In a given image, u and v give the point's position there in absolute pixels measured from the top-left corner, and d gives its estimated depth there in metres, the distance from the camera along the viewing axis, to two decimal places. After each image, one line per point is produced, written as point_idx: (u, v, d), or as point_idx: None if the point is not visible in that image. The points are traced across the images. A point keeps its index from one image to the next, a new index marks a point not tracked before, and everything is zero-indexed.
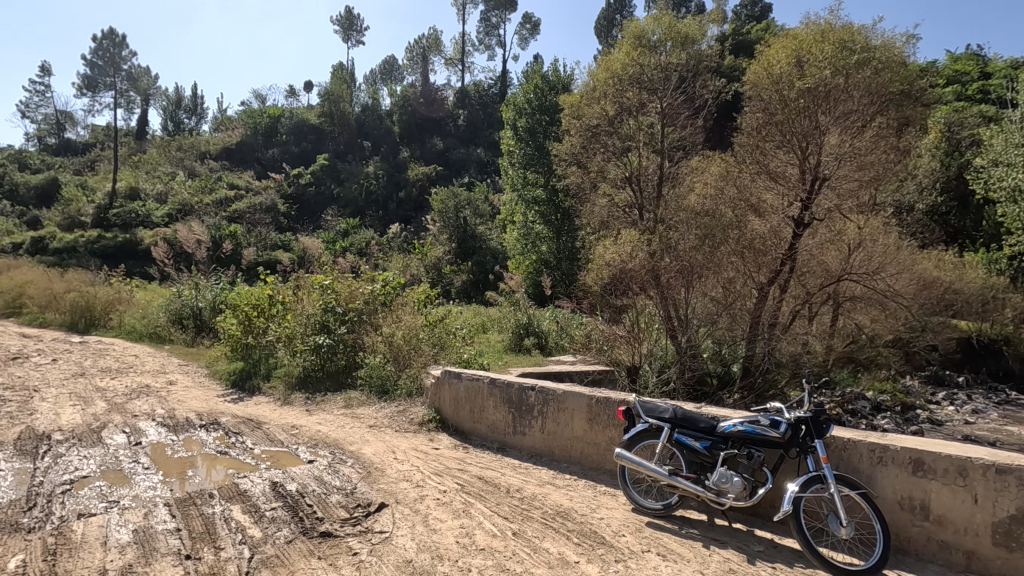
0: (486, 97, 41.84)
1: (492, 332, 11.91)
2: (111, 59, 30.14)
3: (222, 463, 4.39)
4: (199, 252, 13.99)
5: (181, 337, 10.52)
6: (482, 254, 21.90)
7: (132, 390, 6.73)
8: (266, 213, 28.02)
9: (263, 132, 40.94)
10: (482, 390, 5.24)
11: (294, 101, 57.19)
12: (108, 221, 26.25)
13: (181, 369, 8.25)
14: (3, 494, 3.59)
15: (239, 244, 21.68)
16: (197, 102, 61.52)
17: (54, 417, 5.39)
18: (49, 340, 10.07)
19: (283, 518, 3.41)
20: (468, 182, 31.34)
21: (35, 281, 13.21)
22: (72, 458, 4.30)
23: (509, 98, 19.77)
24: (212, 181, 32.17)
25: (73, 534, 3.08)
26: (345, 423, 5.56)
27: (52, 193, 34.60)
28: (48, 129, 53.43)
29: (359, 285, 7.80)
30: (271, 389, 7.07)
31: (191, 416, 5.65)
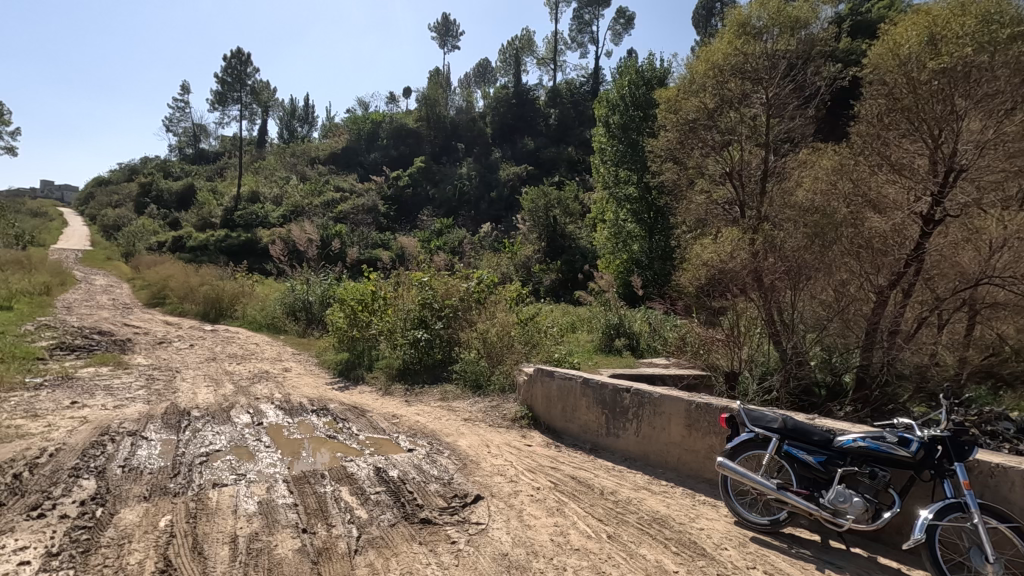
0: (577, 96, 41.56)
1: (582, 332, 11.82)
2: (239, 76, 33.54)
3: (330, 446, 4.72)
4: (310, 250, 15.16)
5: (294, 329, 11.44)
6: (572, 253, 21.86)
7: (255, 375, 7.44)
8: (368, 214, 29.73)
9: (366, 137, 43.52)
10: (575, 389, 5.21)
11: (394, 107, 60.28)
12: (234, 222, 29.14)
13: (295, 357, 8.99)
14: (154, 461, 4.10)
15: (344, 243, 23.22)
16: (309, 111, 66.49)
17: (192, 396, 6.08)
18: (187, 328, 11.38)
19: (386, 502, 3.60)
20: (558, 181, 31.29)
21: (175, 276, 14.94)
22: (207, 433, 4.82)
23: (601, 95, 19.53)
24: (321, 184, 34.70)
25: (210, 501, 3.45)
26: (442, 415, 5.77)
27: (190, 198, 39.01)
28: (186, 141, 60.26)
29: (455, 282, 8.01)
30: (373, 379, 7.50)
31: (304, 401, 6.14)
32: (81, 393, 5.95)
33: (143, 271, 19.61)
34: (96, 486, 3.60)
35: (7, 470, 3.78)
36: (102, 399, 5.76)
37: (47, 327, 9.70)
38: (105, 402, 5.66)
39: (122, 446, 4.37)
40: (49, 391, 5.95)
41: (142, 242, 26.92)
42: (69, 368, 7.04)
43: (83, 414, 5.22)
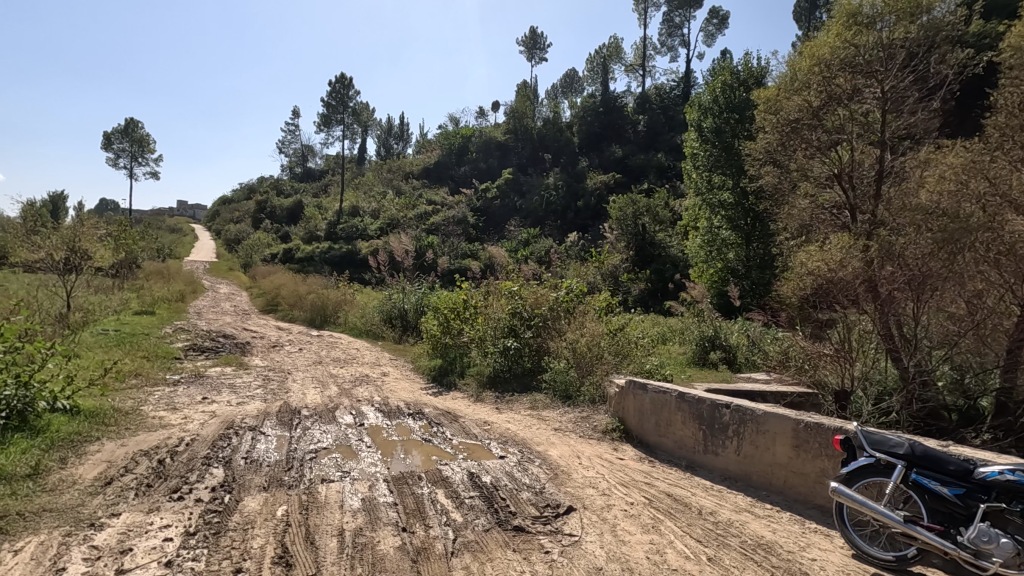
0: (667, 101, 40.63)
1: (673, 344, 11.40)
2: (341, 99, 35.99)
3: (426, 449, 4.90)
4: (406, 260, 15.88)
5: (391, 335, 12.04)
6: (662, 261, 21.24)
7: (356, 378, 7.91)
8: (458, 225, 30.73)
9: (456, 152, 45.08)
10: (670, 403, 5.03)
11: (484, 121, 61.98)
12: (337, 235, 31.29)
13: (392, 363, 9.45)
14: (271, 455, 4.47)
15: (436, 254, 24.11)
16: (404, 128, 69.92)
17: (302, 396, 6.58)
18: (296, 333, 12.33)
19: (480, 507, 3.67)
20: (648, 189, 30.55)
21: (287, 285, 16.27)
22: (315, 431, 5.18)
23: (693, 99, 18.85)
24: (415, 198, 36.32)
25: (319, 495, 3.71)
26: (532, 424, 5.81)
27: (298, 213, 42.42)
28: (296, 161, 65.67)
29: (545, 291, 8.06)
30: (465, 385, 7.70)
31: (402, 405, 6.43)
32: (210, 390, 6.65)
33: (260, 280, 21.52)
34: (224, 475, 3.98)
35: (154, 456, 4.29)
36: (227, 396, 6.40)
37: (182, 330, 10.93)
38: (229, 399, 6.27)
39: (245, 439, 4.81)
40: (185, 387, 6.70)
41: (259, 254, 29.62)
42: (200, 367, 7.88)
43: (212, 408, 5.81)
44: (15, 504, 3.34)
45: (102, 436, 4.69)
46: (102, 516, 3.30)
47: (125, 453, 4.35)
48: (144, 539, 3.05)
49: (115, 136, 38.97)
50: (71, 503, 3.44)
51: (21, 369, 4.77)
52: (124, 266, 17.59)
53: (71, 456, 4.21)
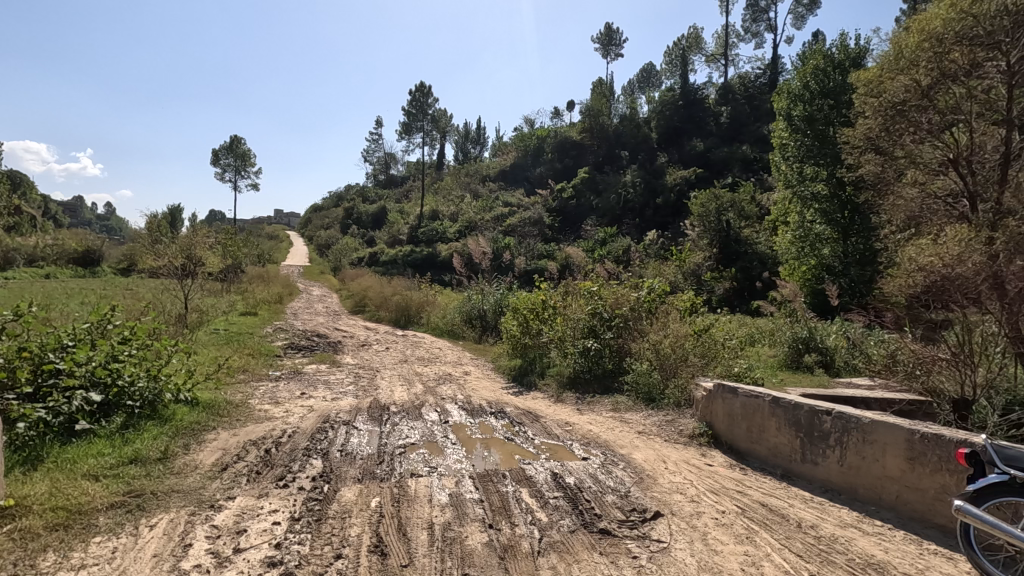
0: (751, 90, 38.59)
1: (763, 346, 10.77)
2: (421, 107, 37.26)
3: (510, 448, 4.96)
4: (484, 262, 16.19)
5: (471, 335, 12.31)
6: (748, 259, 20.21)
7: (440, 376, 8.17)
8: (534, 226, 30.89)
9: (532, 153, 45.31)
10: (763, 408, 4.76)
11: (559, 121, 61.86)
12: (418, 238, 32.45)
13: (473, 362, 9.65)
14: (365, 448, 4.72)
15: (512, 255, 24.35)
16: (480, 132, 71.30)
17: (390, 393, 6.88)
18: (382, 333, 12.90)
19: (564, 508, 3.67)
20: (732, 183, 29.13)
21: (373, 287, 17.10)
22: (403, 427, 5.39)
23: (781, 86, 17.74)
24: (491, 200, 36.90)
25: (409, 488, 3.86)
26: (615, 426, 5.72)
27: (382, 218, 44.42)
28: (379, 168, 68.74)
29: (625, 291, 7.90)
30: (545, 385, 7.72)
31: (484, 403, 6.57)
32: (308, 385, 7.12)
33: (348, 283, 22.74)
34: (322, 466, 4.25)
35: (261, 445, 4.66)
36: (322, 392, 6.82)
37: (281, 330, 11.77)
38: (324, 395, 6.67)
39: (339, 433, 5.10)
40: (286, 383, 7.21)
41: (347, 258, 31.33)
42: (298, 364, 8.47)
43: (310, 403, 6.22)
44: (150, 484, 3.75)
45: (218, 426, 5.16)
46: (220, 499, 3.63)
47: (237, 442, 4.76)
48: (256, 522, 3.32)
49: (222, 152, 42.73)
50: (194, 485, 3.81)
51: (151, 365, 5.35)
52: (230, 271, 19.23)
53: (192, 443, 4.66)
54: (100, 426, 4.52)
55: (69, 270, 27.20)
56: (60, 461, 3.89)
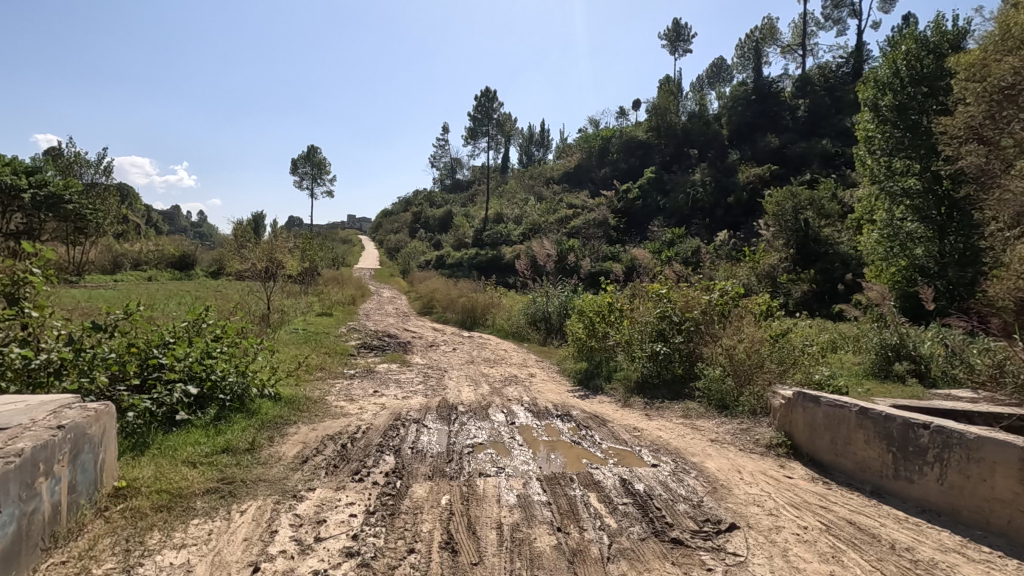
0: (833, 80, 36.30)
1: (847, 353, 10.07)
2: (486, 111, 37.72)
3: (577, 452, 4.92)
4: (548, 264, 16.16)
5: (536, 337, 12.33)
6: (829, 260, 19.01)
7: (506, 378, 8.23)
8: (599, 228, 30.53)
9: (596, 154, 44.85)
10: (849, 419, 4.46)
11: (624, 121, 60.87)
12: (484, 242, 32.91)
13: (538, 364, 9.67)
14: (434, 446, 4.84)
15: (577, 257, 24.18)
16: (544, 135, 71.44)
17: (458, 393, 7.01)
18: (449, 334, 13.18)
19: (634, 515, 3.59)
20: (811, 180, 27.50)
21: (440, 290, 17.51)
22: (471, 427, 5.48)
23: (866, 75, 16.55)
24: (556, 203, 36.82)
25: (477, 488, 3.92)
26: (686, 433, 5.54)
27: (448, 222, 45.40)
28: (446, 173, 70.32)
29: (696, 294, 7.64)
30: (612, 390, 7.61)
31: (549, 406, 6.56)
32: (380, 384, 7.38)
33: (416, 285, 23.41)
34: (394, 462, 4.40)
35: (337, 440, 4.88)
36: (394, 390, 7.05)
37: (354, 330, 12.29)
38: (395, 393, 6.90)
39: (410, 430, 5.25)
40: (359, 381, 7.53)
41: (415, 262, 32.27)
42: (371, 363, 8.81)
43: (382, 401, 6.45)
44: (240, 473, 4.03)
45: (298, 421, 5.45)
46: (301, 489, 3.83)
47: (316, 436, 5.01)
48: (334, 513, 3.48)
49: (300, 161, 45.22)
50: (278, 476, 4.05)
51: (239, 361, 5.74)
52: (308, 274, 20.29)
53: (276, 435, 4.96)
54: (196, 417, 4.91)
55: (168, 273, 29.67)
56: (163, 448, 4.25)
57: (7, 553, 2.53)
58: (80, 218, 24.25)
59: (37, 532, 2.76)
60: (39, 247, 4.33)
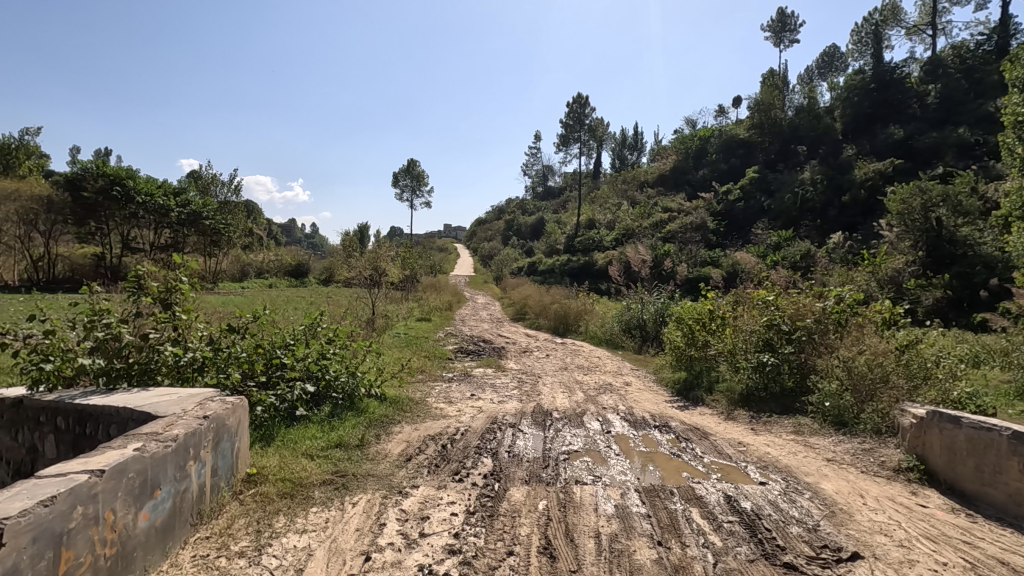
0: (971, 60, 32.16)
1: (994, 370, 8.81)
2: (578, 118, 37.62)
3: (677, 464, 4.75)
4: (643, 269, 15.74)
5: (630, 345, 12.06)
6: (968, 263, 16.80)
7: (601, 386, 8.11)
8: (697, 232, 29.28)
9: (693, 156, 43.14)
10: (997, 443, 3.91)
11: (724, 119, 57.99)
12: (576, 248, 32.81)
13: (633, 373, 9.45)
14: (531, 451, 4.89)
15: (673, 262, 23.38)
16: (637, 138, 69.96)
17: (552, 399, 7.03)
18: (542, 340, 13.26)
19: (741, 534, 3.40)
20: (944, 173, 24.49)
21: (532, 296, 17.67)
22: (566, 434, 5.48)
23: (1014, 51, 14.45)
24: (650, 207, 35.84)
25: (574, 495, 3.90)
26: (798, 451, 5.16)
27: (540, 229, 45.74)
28: (538, 180, 70.93)
29: (808, 301, 7.07)
30: (713, 402, 7.25)
31: (647, 416, 6.38)
32: (477, 388, 7.58)
33: (509, 292, 23.80)
34: (492, 465, 4.50)
35: (438, 441, 5.08)
36: (490, 394, 7.22)
37: (451, 335, 12.74)
38: (491, 397, 7.05)
39: (506, 434, 5.35)
40: (457, 384, 7.78)
41: (508, 268, 32.88)
42: (467, 367, 9.08)
43: (479, 405, 6.63)
44: (351, 467, 4.32)
45: (402, 420, 5.76)
46: (406, 486, 4.03)
47: (418, 436, 5.25)
48: (436, 511, 3.62)
49: (401, 175, 47.84)
50: (385, 472, 4.29)
51: (349, 362, 6.17)
52: (408, 281, 21.37)
53: (382, 433, 5.27)
54: (313, 413, 5.35)
55: (286, 280, 32.57)
56: (286, 440, 4.66)
57: (165, 526, 2.91)
58: (215, 232, 27.39)
59: (187, 509, 3.14)
60: (186, 259, 4.96)
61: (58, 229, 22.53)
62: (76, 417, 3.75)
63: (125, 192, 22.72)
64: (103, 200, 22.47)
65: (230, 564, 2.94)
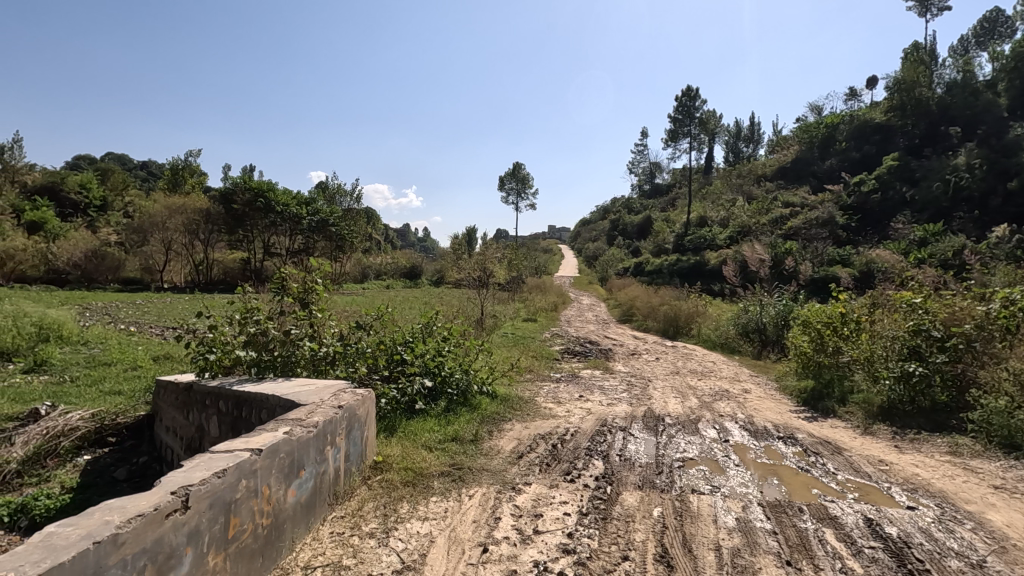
0: None
1: None
2: (688, 111, 36.07)
3: (806, 480, 4.38)
4: (762, 269, 14.72)
5: (749, 350, 11.31)
6: None
7: (716, 392, 7.72)
8: (824, 227, 26.76)
9: (820, 145, 39.78)
10: None
11: (856, 102, 52.50)
12: (685, 247, 31.55)
13: (752, 379, 8.87)
14: (643, 456, 4.78)
15: (796, 261, 21.67)
16: (753, 129, 65.63)
17: (664, 404, 6.79)
18: (651, 343, 12.91)
19: (886, 562, 3.06)
20: None
21: (640, 297, 17.22)
22: (680, 440, 5.28)
23: None
24: (769, 202, 33.45)
25: (691, 505, 3.74)
26: (955, 474, 4.53)
27: (647, 228, 44.45)
28: (645, 178, 68.91)
29: (967, 303, 6.17)
30: (847, 414, 6.60)
31: (769, 426, 5.96)
32: (585, 389, 7.55)
33: (615, 293, 23.47)
34: (604, 467, 4.45)
35: (548, 440, 5.14)
36: (598, 396, 7.15)
37: (558, 336, 12.80)
38: (600, 399, 6.99)
39: (617, 438, 5.26)
40: (566, 385, 7.80)
41: (614, 269, 32.38)
42: (575, 369, 9.06)
43: (588, 406, 6.59)
44: (466, 461, 4.50)
45: (512, 418, 5.89)
46: (519, 482, 4.12)
47: (528, 434, 5.34)
48: (550, 510, 3.66)
49: (506, 178, 48.90)
50: (498, 467, 4.41)
51: (463, 360, 6.43)
52: (515, 282, 21.78)
53: (494, 430, 5.43)
54: (430, 408, 5.64)
55: (401, 282, 34.63)
56: (407, 432, 4.96)
57: (308, 502, 3.23)
58: (340, 238, 29.83)
59: (326, 489, 3.46)
60: (321, 263, 5.49)
61: (214, 237, 25.82)
62: (233, 402, 4.29)
63: (267, 203, 25.57)
64: (249, 211, 25.40)
65: (363, 543, 3.19)
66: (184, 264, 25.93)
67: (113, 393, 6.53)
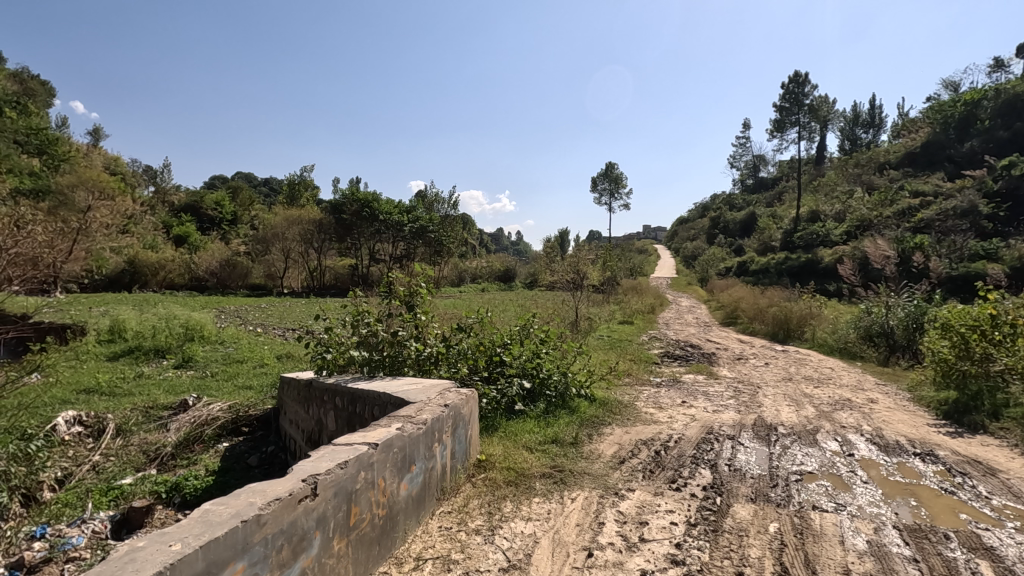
0: None
1: None
2: (797, 99, 33.41)
3: (951, 503, 3.88)
4: (887, 266, 13.32)
5: (874, 356, 10.27)
6: None
7: (837, 401, 7.07)
8: (964, 218, 23.64)
9: (957, 125, 35.25)
10: None
11: (1004, 73, 45.95)
12: (795, 244, 29.37)
13: (880, 388, 8.02)
14: (754, 467, 4.49)
15: (928, 255, 19.42)
16: (874, 113, 59.67)
17: (776, 412, 6.33)
18: (758, 347, 12.15)
19: None
20: None
21: (746, 299, 16.23)
22: (796, 452, 4.90)
23: None
24: (895, 192, 30.18)
25: (813, 522, 3.45)
26: None
27: (751, 225, 41.88)
28: (748, 172, 65.12)
29: None
30: (1001, 432, 5.76)
31: (902, 440, 5.36)
32: (688, 395, 7.25)
33: (717, 294, 22.34)
34: (711, 477, 4.24)
35: (651, 446, 4.98)
36: (703, 402, 6.82)
37: (657, 339, 12.43)
38: (705, 405, 6.67)
39: (725, 446, 4.99)
40: (667, 390, 7.54)
41: (714, 268, 30.90)
42: (676, 373, 8.73)
43: (692, 412, 6.32)
44: (568, 463, 4.48)
45: (612, 421, 5.79)
46: (621, 488, 4.04)
47: (630, 439, 5.23)
48: (656, 518, 3.55)
49: (599, 179, 48.26)
50: (600, 472, 4.35)
51: (561, 362, 6.43)
52: (610, 284, 21.45)
53: (594, 433, 5.37)
54: (529, 409, 5.70)
55: (496, 285, 35.38)
56: (507, 432, 5.05)
57: (419, 496, 3.39)
58: (439, 243, 31.01)
59: (434, 485, 3.61)
60: (424, 266, 5.72)
61: (326, 245, 27.96)
62: (348, 398, 4.61)
63: (372, 212, 27.27)
64: (357, 220, 27.35)
65: (469, 538, 3.28)
66: (301, 270, 28.24)
67: (245, 388, 7.26)
